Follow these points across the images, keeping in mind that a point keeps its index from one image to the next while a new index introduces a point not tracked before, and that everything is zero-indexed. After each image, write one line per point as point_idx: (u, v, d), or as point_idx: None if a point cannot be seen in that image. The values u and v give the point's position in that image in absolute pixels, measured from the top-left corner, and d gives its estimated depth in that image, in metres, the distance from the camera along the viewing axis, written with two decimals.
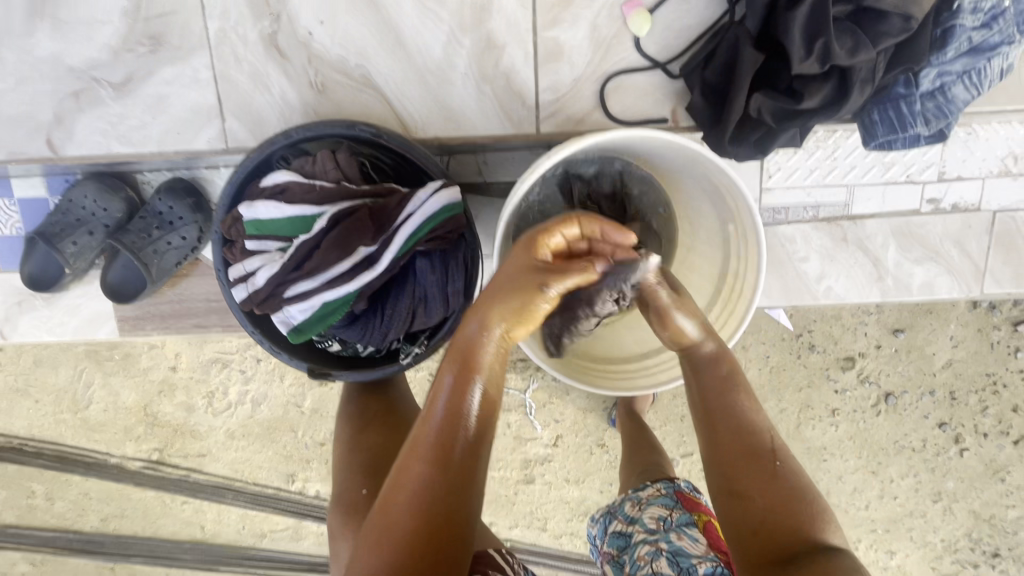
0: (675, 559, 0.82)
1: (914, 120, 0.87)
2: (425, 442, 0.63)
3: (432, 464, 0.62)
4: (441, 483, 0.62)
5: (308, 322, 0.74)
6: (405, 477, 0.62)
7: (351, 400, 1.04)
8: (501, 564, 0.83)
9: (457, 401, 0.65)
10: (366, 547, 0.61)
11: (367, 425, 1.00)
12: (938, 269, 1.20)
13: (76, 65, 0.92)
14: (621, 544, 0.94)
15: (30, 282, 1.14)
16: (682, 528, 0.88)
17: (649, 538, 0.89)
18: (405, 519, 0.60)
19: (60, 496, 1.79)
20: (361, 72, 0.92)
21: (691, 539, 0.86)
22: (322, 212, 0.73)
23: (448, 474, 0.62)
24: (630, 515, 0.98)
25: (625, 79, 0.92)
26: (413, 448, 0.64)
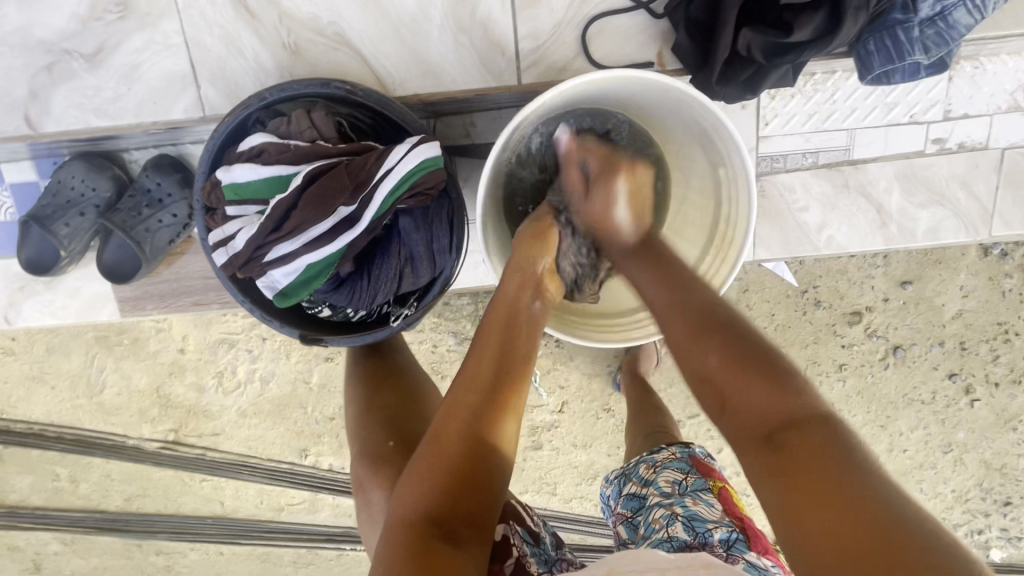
0: (690, 523, 0.82)
1: (912, 48, 0.84)
2: (480, 379, 0.69)
3: (483, 398, 0.68)
4: (493, 418, 0.68)
5: (294, 285, 0.74)
6: (458, 410, 0.67)
7: (356, 360, 1.02)
8: (522, 513, 0.85)
9: (510, 347, 0.73)
10: (418, 474, 0.65)
11: (382, 384, 0.99)
12: (945, 214, 1.16)
13: (47, 37, 0.90)
14: (634, 505, 0.94)
15: (28, 266, 1.14)
16: (697, 493, 0.89)
17: (663, 501, 0.89)
18: (458, 443, 0.65)
19: (84, 478, 1.84)
20: (334, 29, 0.89)
21: (706, 504, 0.87)
22: (298, 171, 0.71)
23: (501, 411, 0.68)
24: (644, 477, 0.98)
25: (608, 21, 0.88)
26: (465, 384, 0.70)
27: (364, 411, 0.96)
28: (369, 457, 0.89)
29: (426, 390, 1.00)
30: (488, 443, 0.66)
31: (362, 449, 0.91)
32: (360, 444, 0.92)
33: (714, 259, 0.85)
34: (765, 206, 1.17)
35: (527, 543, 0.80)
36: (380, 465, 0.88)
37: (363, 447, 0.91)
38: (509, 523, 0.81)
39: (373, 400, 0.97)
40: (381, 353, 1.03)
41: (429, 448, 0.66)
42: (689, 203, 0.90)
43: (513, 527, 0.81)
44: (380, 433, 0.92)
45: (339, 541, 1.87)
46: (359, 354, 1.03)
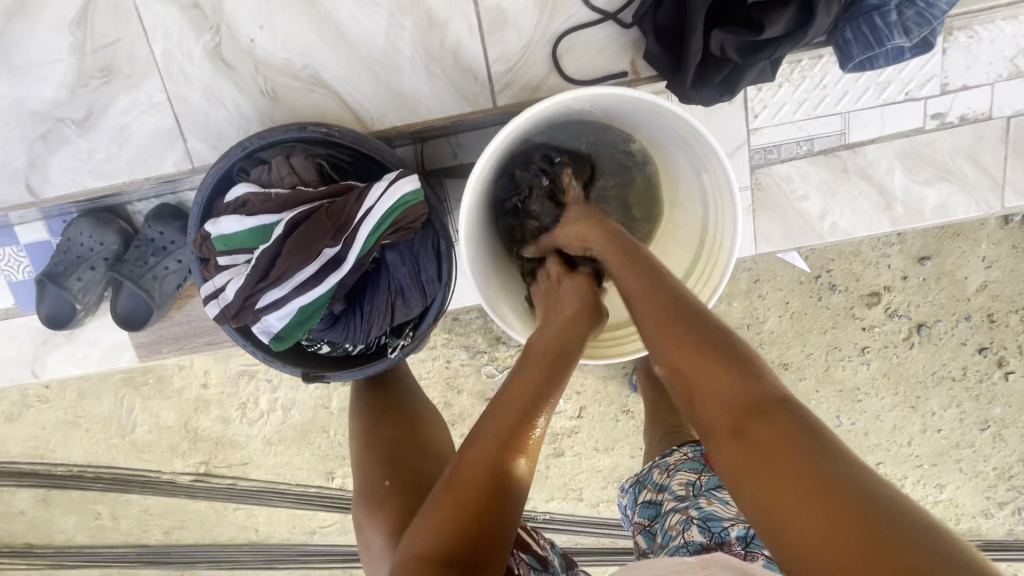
0: (706, 525, 0.82)
1: (890, 32, 0.80)
2: (500, 426, 0.68)
3: (501, 445, 0.67)
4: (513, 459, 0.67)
5: (288, 328, 0.75)
6: (483, 446, 0.67)
7: (359, 395, 1.04)
8: (527, 539, 0.87)
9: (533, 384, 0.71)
10: (434, 517, 0.64)
11: (384, 417, 1.00)
12: (952, 188, 1.12)
13: (39, 108, 0.94)
14: (652, 513, 0.95)
15: (48, 322, 1.19)
16: (712, 493, 0.88)
17: (678, 506, 0.89)
18: (481, 481, 0.64)
19: (124, 515, 1.92)
20: (309, 72, 0.91)
21: (721, 501, 0.85)
22: (280, 219, 0.72)
23: (517, 451, 0.67)
24: (658, 483, 0.99)
25: (577, 36, 0.88)
26: (490, 423, 0.68)
27: (366, 448, 0.97)
28: (369, 496, 0.91)
29: (432, 420, 1.03)
30: (503, 484, 0.65)
31: (363, 486, 0.94)
32: (362, 477, 0.95)
33: (704, 266, 0.83)
34: (762, 198, 1.14)
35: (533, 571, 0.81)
36: (378, 504, 0.90)
37: (363, 487, 0.93)
38: (512, 554, 0.81)
39: (373, 436, 0.98)
40: (383, 385, 1.04)
41: (444, 495, 0.65)
42: (681, 208, 0.89)
43: (517, 556, 0.82)
44: (378, 472, 0.94)
45: None
46: (361, 387, 1.06)
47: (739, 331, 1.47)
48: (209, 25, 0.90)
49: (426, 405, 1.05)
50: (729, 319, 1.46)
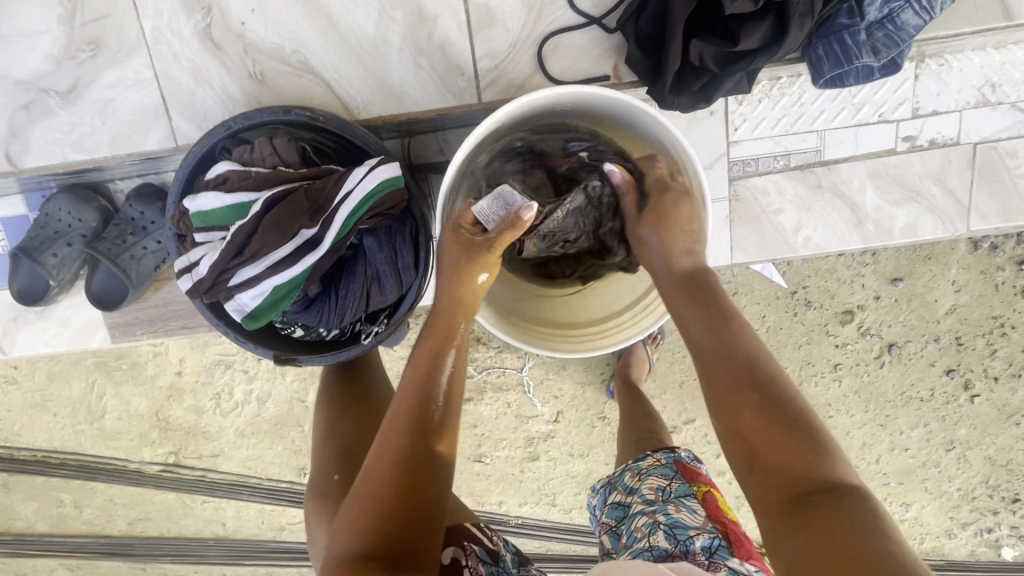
0: (672, 531, 0.83)
1: (860, 51, 0.82)
2: (404, 410, 0.70)
3: (410, 429, 0.68)
4: (416, 446, 0.67)
5: (262, 308, 0.74)
6: (386, 442, 0.68)
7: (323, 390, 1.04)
8: (478, 534, 0.86)
9: (430, 377, 0.72)
10: (350, 516, 0.65)
11: (345, 411, 1.00)
12: (921, 209, 1.16)
13: (24, 78, 0.93)
14: (618, 514, 0.96)
15: (20, 297, 1.18)
16: (680, 500, 0.90)
17: (645, 509, 0.90)
18: (388, 475, 0.65)
19: (88, 503, 1.89)
20: (298, 58, 0.92)
21: (688, 510, 0.88)
22: (259, 197, 0.72)
23: (423, 438, 0.68)
24: (629, 486, 1.00)
25: (563, 38, 0.90)
26: (394, 419, 0.70)
27: (326, 439, 0.98)
28: (321, 493, 0.92)
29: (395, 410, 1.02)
30: (412, 471, 0.66)
31: (318, 481, 0.94)
32: (319, 468, 0.96)
33: None
34: (740, 210, 1.17)
35: (483, 564, 0.80)
36: (325, 498, 0.91)
37: (317, 480, 0.93)
38: (460, 546, 0.82)
39: (332, 428, 0.99)
40: (347, 379, 1.04)
41: (360, 490, 0.66)
42: None
43: (466, 550, 0.81)
44: (331, 464, 0.95)
45: None
46: (326, 377, 1.05)
47: None
48: (201, 6, 0.90)
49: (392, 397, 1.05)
50: None
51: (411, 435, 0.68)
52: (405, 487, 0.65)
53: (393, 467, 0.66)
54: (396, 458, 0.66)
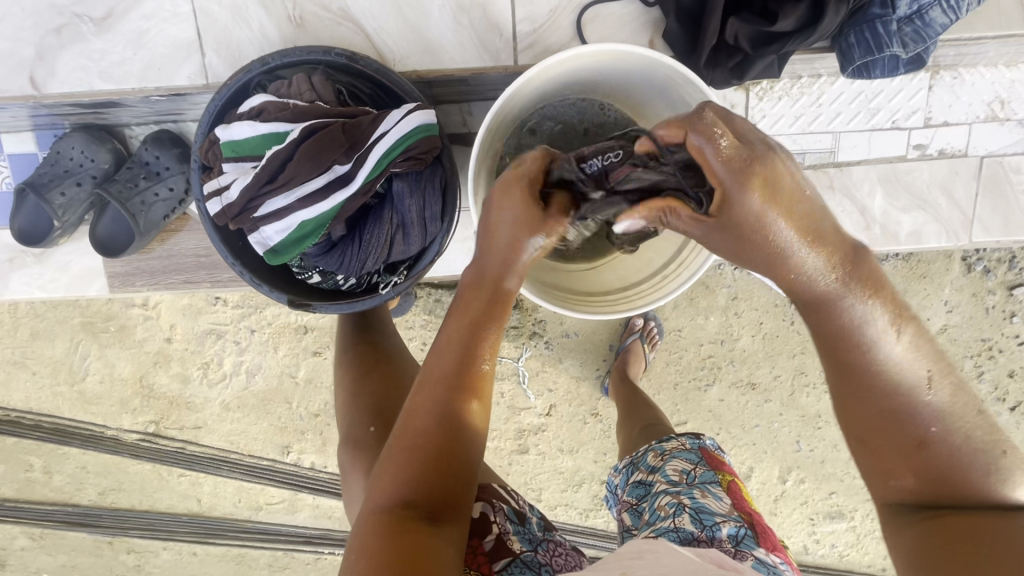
0: (698, 516, 0.84)
1: (891, 40, 0.84)
2: (445, 369, 0.68)
3: (454, 391, 0.67)
4: (458, 404, 0.66)
5: (285, 244, 0.74)
6: (424, 400, 0.67)
7: (348, 350, 1.04)
8: (505, 495, 0.86)
9: (473, 338, 0.69)
10: (387, 466, 0.65)
11: (370, 370, 1.01)
12: (926, 218, 1.19)
13: (58, 1, 0.93)
14: (640, 492, 0.97)
15: (21, 236, 1.15)
16: (705, 485, 0.91)
17: (670, 489, 0.91)
18: (432, 433, 0.65)
19: (58, 470, 1.83)
20: (339, 5, 0.92)
21: (715, 497, 0.88)
22: (295, 129, 0.72)
23: (467, 396, 0.67)
24: (651, 464, 1.01)
25: (602, 8, 0.92)
26: (431, 375, 0.68)
27: (355, 396, 0.98)
28: (352, 443, 0.93)
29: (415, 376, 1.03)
30: (456, 428, 0.66)
31: (346, 433, 0.95)
32: (348, 425, 0.97)
33: None
34: None
35: (510, 522, 0.81)
36: (359, 449, 0.92)
37: (348, 431, 0.95)
38: (490, 502, 0.82)
39: (361, 387, 0.99)
40: (371, 341, 1.05)
41: (399, 441, 0.66)
42: None
43: (495, 506, 0.82)
44: (364, 418, 0.95)
45: (317, 544, 1.86)
46: (349, 340, 1.07)
47: (712, 345, 1.50)
48: None
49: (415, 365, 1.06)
50: (704, 332, 1.50)
51: (456, 393, 0.67)
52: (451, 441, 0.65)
53: (441, 423, 0.65)
54: (441, 415, 0.66)
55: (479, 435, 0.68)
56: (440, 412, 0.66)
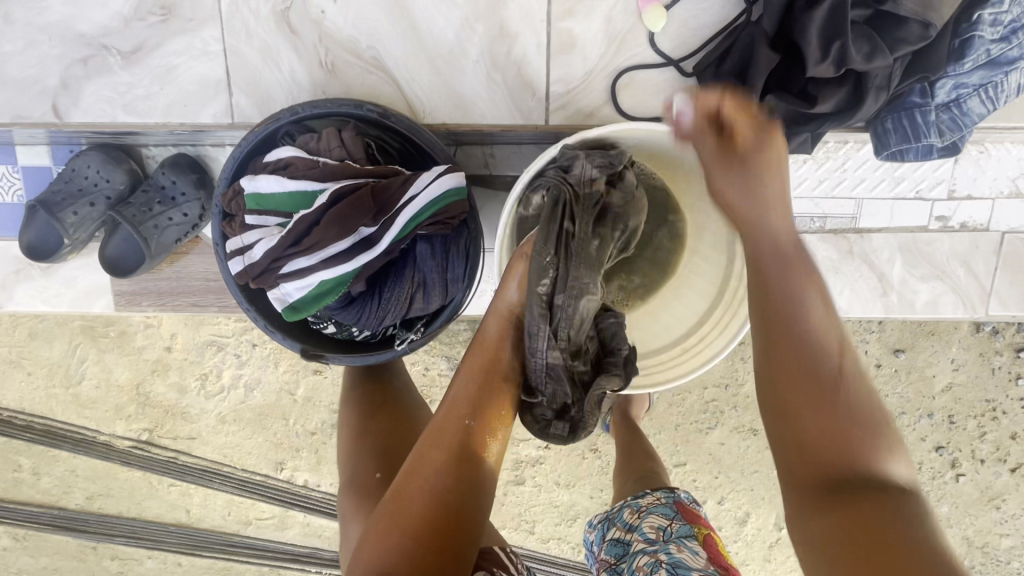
0: (674, 570, 0.81)
1: (928, 130, 0.85)
2: (447, 436, 0.70)
3: (452, 457, 0.69)
4: (456, 478, 0.67)
5: (304, 300, 0.73)
6: (423, 468, 0.68)
7: (356, 387, 1.03)
8: (505, 561, 0.82)
9: (478, 403, 0.73)
10: (374, 536, 0.65)
11: (378, 411, 0.99)
12: (944, 287, 1.18)
13: (87, 32, 0.92)
14: (618, 552, 0.94)
15: (28, 251, 1.13)
16: (682, 540, 0.89)
17: (647, 548, 0.89)
18: (428, 505, 0.65)
19: (47, 472, 1.81)
20: (372, 54, 0.92)
21: (691, 551, 0.86)
22: (325, 188, 0.71)
23: (466, 468, 0.68)
24: (628, 522, 0.98)
25: (638, 74, 0.91)
26: (430, 441, 0.70)
27: (359, 438, 0.96)
28: (358, 488, 0.89)
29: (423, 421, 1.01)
30: (454, 503, 0.66)
31: (351, 477, 0.92)
32: (351, 470, 0.93)
33: (721, 315, 0.87)
34: None
35: None
36: (363, 498, 0.88)
37: (353, 477, 0.91)
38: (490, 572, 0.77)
39: (368, 427, 0.97)
40: (381, 380, 1.04)
41: (389, 506, 0.66)
42: (701, 258, 0.92)
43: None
44: (371, 464, 0.92)
45: (304, 563, 1.82)
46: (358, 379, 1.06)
47: (716, 389, 1.49)
48: None
49: (422, 405, 1.04)
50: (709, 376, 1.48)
51: (457, 462, 0.68)
52: (451, 513, 0.65)
53: (442, 495, 0.66)
54: (444, 488, 0.66)
55: (480, 506, 0.68)
56: (443, 485, 0.66)
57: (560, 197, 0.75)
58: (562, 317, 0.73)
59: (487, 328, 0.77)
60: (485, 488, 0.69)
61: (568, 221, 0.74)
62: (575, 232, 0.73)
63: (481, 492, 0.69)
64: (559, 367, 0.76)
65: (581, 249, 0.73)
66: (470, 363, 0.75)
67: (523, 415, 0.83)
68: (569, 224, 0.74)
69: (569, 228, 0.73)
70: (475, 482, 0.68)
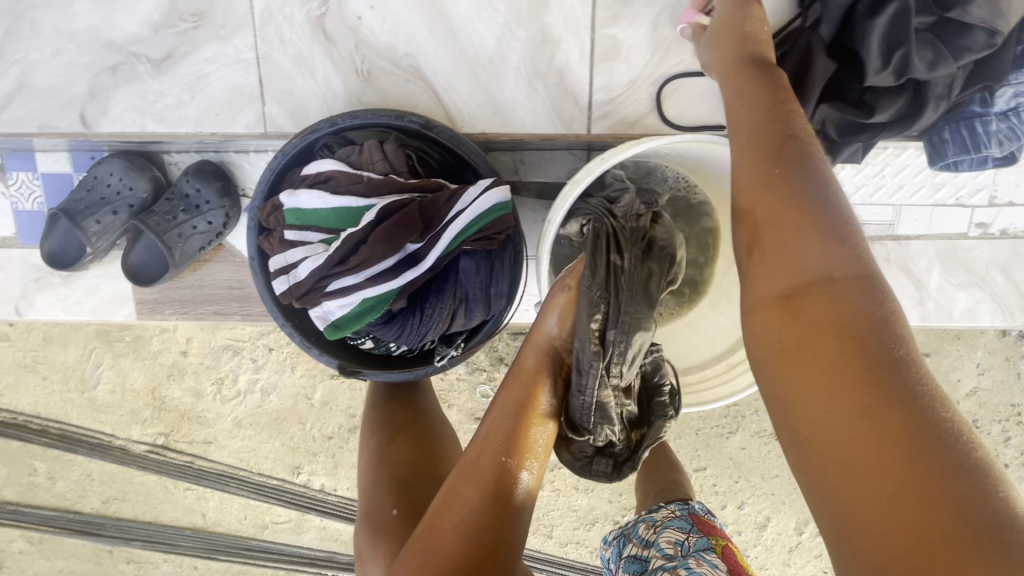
0: None
1: (988, 141, 0.83)
2: (482, 469, 0.69)
3: (486, 490, 0.67)
4: (491, 513, 0.66)
5: (347, 318, 0.71)
6: (457, 502, 0.67)
7: (377, 406, 1.01)
8: None
9: (512, 435, 0.71)
10: (408, 572, 0.64)
11: (396, 436, 0.97)
12: (981, 296, 1.16)
13: (116, 39, 0.89)
14: (636, 569, 0.90)
15: (50, 259, 1.11)
16: (700, 554, 0.86)
17: (666, 563, 0.86)
18: (462, 541, 0.63)
19: (62, 476, 1.80)
20: (410, 61, 0.89)
21: (711, 564, 0.83)
22: (375, 204, 0.69)
23: (501, 503, 0.67)
24: (644, 538, 0.95)
25: (686, 82, 0.89)
26: (464, 474, 0.69)
27: (377, 465, 0.94)
28: (374, 523, 0.86)
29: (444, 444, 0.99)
30: (488, 539, 0.64)
31: (369, 510, 0.89)
32: (368, 502, 0.90)
33: None
34: None
35: None
36: (382, 535, 0.84)
37: (369, 512, 0.88)
38: None
39: (386, 453, 0.95)
40: (401, 398, 1.02)
41: (423, 542, 0.65)
42: None
43: None
44: (389, 496, 0.89)
45: (321, 566, 1.82)
46: (381, 396, 1.04)
47: (739, 394, 1.47)
48: None
49: (443, 423, 1.03)
50: None
51: (492, 496, 0.67)
52: (484, 550, 0.64)
53: (474, 530, 0.64)
54: (478, 524, 0.65)
55: (514, 542, 0.66)
56: (477, 520, 0.65)
57: (603, 231, 0.74)
58: (614, 353, 0.72)
59: (523, 361, 0.77)
60: (520, 524, 0.68)
61: (616, 254, 0.73)
62: (622, 264, 0.73)
63: (517, 529, 0.67)
64: (607, 404, 0.76)
65: (631, 284, 0.72)
66: (506, 395, 0.75)
67: (564, 453, 0.84)
68: (618, 258, 0.73)
69: (615, 260, 0.72)
70: (510, 518, 0.67)
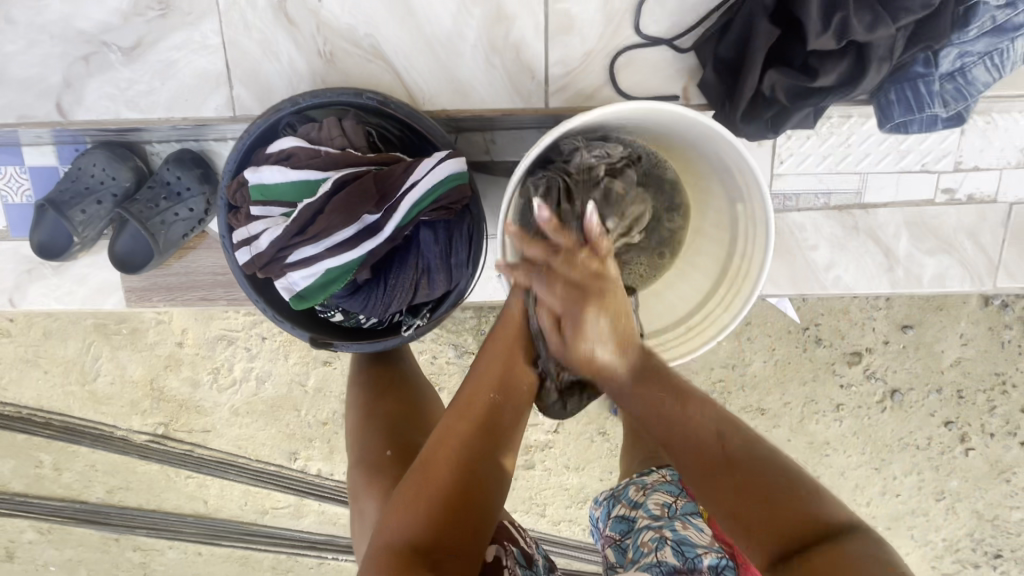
0: (680, 548, 0.82)
1: (932, 101, 0.86)
2: (473, 411, 0.72)
3: (478, 428, 0.71)
4: (482, 449, 0.70)
5: (311, 289, 0.74)
6: (450, 439, 0.70)
7: (363, 368, 1.04)
8: (516, 534, 0.86)
9: (504, 379, 0.75)
10: (400, 504, 0.68)
11: (384, 391, 1.00)
12: (951, 261, 1.17)
13: (86, 29, 0.92)
14: (623, 528, 0.93)
15: (39, 250, 1.14)
16: (686, 517, 0.89)
17: (652, 524, 0.88)
18: (454, 471, 0.68)
19: (68, 467, 1.85)
20: (371, 42, 0.92)
21: (696, 528, 0.87)
22: (329, 177, 0.73)
23: (491, 440, 0.71)
24: (633, 499, 0.97)
25: (638, 53, 0.92)
26: (457, 414, 0.73)
27: (369, 416, 0.98)
28: (368, 465, 0.90)
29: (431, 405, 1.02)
30: (477, 471, 0.69)
31: (362, 454, 0.93)
32: (362, 449, 0.94)
33: (726, 294, 0.87)
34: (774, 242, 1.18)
35: (520, 567, 0.80)
36: (376, 473, 0.88)
37: (362, 455, 0.92)
38: (502, 546, 0.81)
39: (375, 407, 0.99)
40: (385, 361, 1.05)
41: (417, 475, 0.69)
42: (704, 236, 0.92)
43: (507, 549, 0.81)
44: (382, 441, 0.93)
45: (321, 549, 1.86)
46: (364, 362, 1.06)
47: (721, 369, 1.48)
48: None
49: (427, 385, 1.06)
50: (715, 357, 1.46)
51: (483, 434, 0.71)
52: (475, 481, 0.69)
53: (465, 462, 0.69)
54: (469, 458, 0.69)
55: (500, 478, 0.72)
56: (468, 454, 0.69)
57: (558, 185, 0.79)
58: None
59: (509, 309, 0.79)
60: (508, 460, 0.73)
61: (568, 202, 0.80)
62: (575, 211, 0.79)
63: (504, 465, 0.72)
64: None
65: None
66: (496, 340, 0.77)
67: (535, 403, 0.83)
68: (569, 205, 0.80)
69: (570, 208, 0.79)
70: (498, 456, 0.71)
